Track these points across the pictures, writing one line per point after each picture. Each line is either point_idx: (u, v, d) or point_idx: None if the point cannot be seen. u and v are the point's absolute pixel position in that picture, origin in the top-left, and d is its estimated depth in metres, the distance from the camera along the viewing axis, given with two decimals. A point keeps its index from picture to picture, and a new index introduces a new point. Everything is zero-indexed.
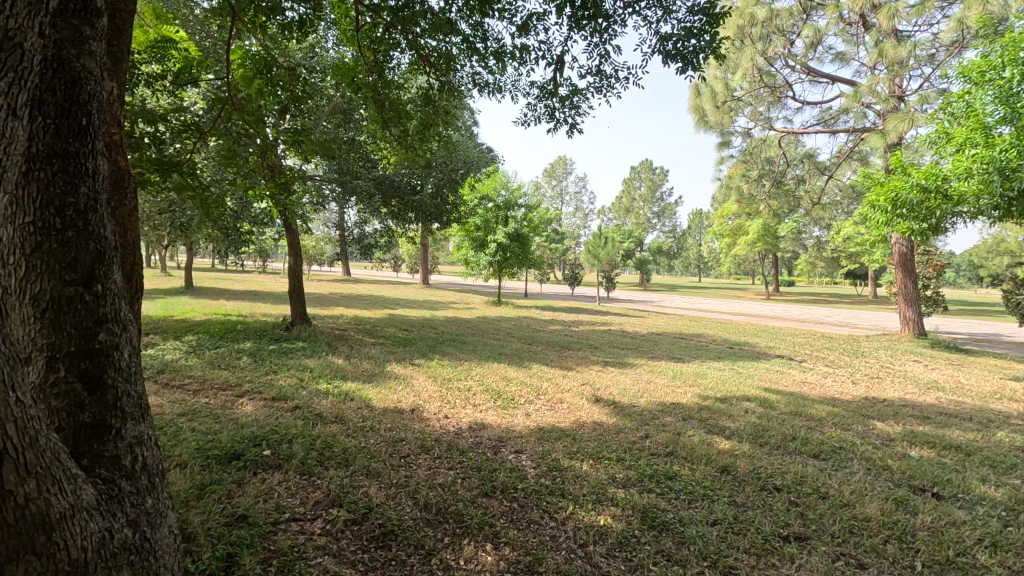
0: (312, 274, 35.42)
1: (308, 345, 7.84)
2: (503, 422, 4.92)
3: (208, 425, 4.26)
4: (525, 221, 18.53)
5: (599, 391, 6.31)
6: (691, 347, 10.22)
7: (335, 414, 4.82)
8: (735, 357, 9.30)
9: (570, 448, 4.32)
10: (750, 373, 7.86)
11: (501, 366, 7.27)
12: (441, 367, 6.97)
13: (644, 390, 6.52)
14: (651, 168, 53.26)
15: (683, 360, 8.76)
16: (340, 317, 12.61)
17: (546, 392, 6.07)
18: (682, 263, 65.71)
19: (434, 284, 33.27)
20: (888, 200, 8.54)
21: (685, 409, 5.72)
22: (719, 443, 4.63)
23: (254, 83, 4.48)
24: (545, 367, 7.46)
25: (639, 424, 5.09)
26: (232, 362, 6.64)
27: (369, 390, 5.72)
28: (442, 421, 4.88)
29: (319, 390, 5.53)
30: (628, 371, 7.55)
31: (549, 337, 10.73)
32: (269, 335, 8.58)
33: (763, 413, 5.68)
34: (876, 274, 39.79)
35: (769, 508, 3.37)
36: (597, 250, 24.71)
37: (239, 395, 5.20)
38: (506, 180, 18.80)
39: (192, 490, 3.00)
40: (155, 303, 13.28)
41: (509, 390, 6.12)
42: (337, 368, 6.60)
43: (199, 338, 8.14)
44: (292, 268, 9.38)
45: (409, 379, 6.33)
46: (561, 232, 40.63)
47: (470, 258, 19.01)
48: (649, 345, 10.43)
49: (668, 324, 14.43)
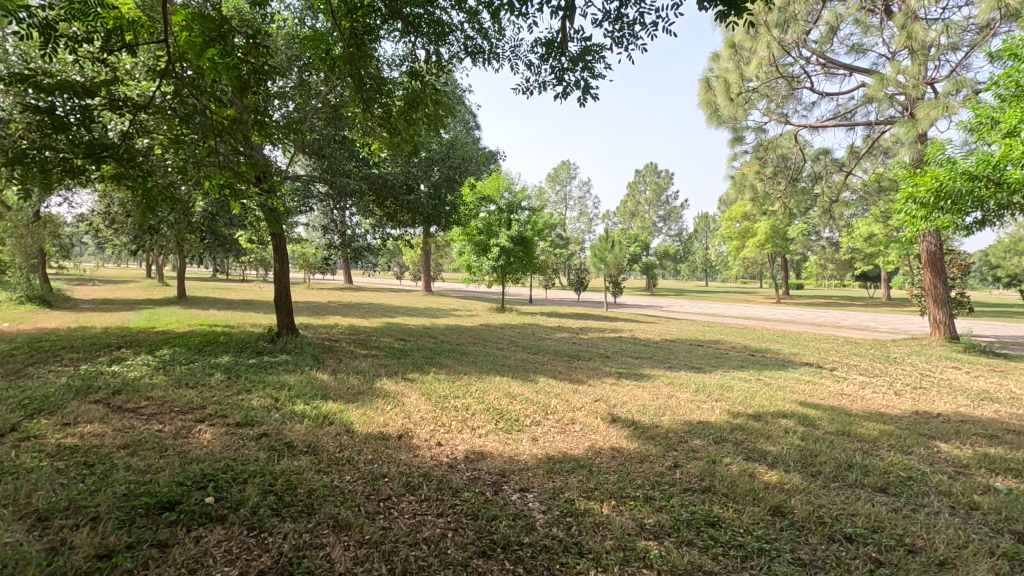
0: (312, 282, 34.89)
1: (292, 359, 7.12)
2: (505, 450, 4.19)
3: (150, 460, 3.54)
4: (529, 224, 17.84)
5: (615, 409, 5.56)
6: (710, 355, 9.45)
7: (307, 443, 4.08)
8: (760, 366, 8.52)
9: (586, 484, 3.58)
10: (780, 385, 7.10)
11: (504, 380, 6.54)
12: (437, 383, 6.25)
13: (666, 407, 5.76)
14: (657, 171, 52.67)
15: (703, 370, 7.99)
16: (334, 326, 11.90)
17: (555, 412, 5.33)
18: (689, 267, 64.87)
19: (437, 292, 32.61)
20: (931, 190, 7.77)
21: (716, 430, 4.98)
22: (763, 473, 3.87)
23: (206, 54, 3.77)
24: (553, 380, 6.73)
25: (664, 450, 4.34)
26: (202, 379, 5.94)
27: (352, 411, 5.00)
28: (434, 450, 4.15)
29: (295, 412, 4.80)
30: (646, 385, 6.79)
31: (556, 346, 9.98)
32: (252, 348, 7.88)
33: (806, 434, 4.91)
34: (889, 276, 38.82)
35: (846, 569, 2.62)
36: (604, 254, 23.89)
37: (200, 420, 4.48)
38: (509, 182, 18.11)
39: (93, 563, 2.28)
40: (141, 314, 12.64)
41: (513, 409, 5.38)
42: (320, 386, 5.87)
43: (173, 352, 7.46)
44: (278, 274, 8.67)
45: (399, 397, 5.61)
46: (565, 236, 40.00)
47: (472, 264, 18.33)
48: (664, 353, 9.69)
49: (681, 330, 13.70)
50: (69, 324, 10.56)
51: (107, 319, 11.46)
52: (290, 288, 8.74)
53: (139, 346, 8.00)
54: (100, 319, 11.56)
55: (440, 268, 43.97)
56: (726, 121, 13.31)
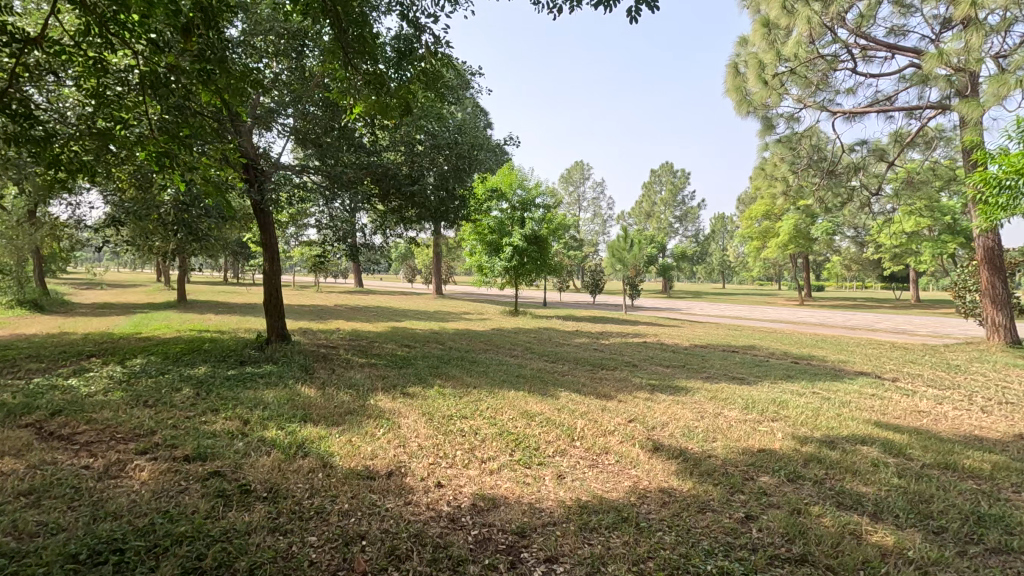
0: (321, 287, 34.26)
1: (279, 369, 6.25)
2: (523, 495, 3.24)
3: (51, 516, 2.66)
4: (544, 222, 16.91)
5: (655, 434, 4.59)
6: (750, 363, 8.42)
7: (269, 486, 3.17)
8: (810, 376, 7.49)
9: (636, 551, 2.62)
10: (842, 399, 6.08)
11: (519, 396, 5.60)
12: (442, 399, 5.33)
13: (717, 430, 4.78)
14: (673, 171, 51.59)
15: (748, 382, 6.98)
16: (335, 331, 11.07)
17: (583, 437, 4.38)
18: (706, 270, 63.50)
19: (448, 295, 31.70)
20: (1015, 169, 6.70)
21: (787, 462, 3.98)
22: (870, 533, 2.88)
23: None
24: (576, 395, 5.78)
25: (729, 494, 3.37)
26: (167, 395, 5.07)
27: (335, 437, 4.08)
28: (432, 493, 3.22)
29: (267, 439, 3.92)
30: (685, 401, 5.81)
31: (575, 354, 9.01)
32: (236, 356, 7.03)
33: (902, 469, 3.90)
34: (918, 277, 37.25)
35: None
36: (621, 253, 22.86)
37: (143, 451, 3.59)
38: (523, 179, 17.16)
39: None
40: (131, 319, 11.89)
41: (532, 434, 4.43)
42: (305, 402, 4.99)
43: (146, 362, 6.61)
44: (266, 273, 7.83)
45: (395, 418, 4.68)
46: (578, 238, 39.00)
47: (484, 264, 17.45)
48: (698, 360, 8.67)
49: (710, 335, 12.65)
50: (51, 329, 9.83)
51: (94, 323, 10.73)
52: (281, 289, 7.91)
53: (113, 354, 7.20)
54: (86, 324, 10.81)
55: (451, 271, 43.14)
56: (757, 108, 12.29)
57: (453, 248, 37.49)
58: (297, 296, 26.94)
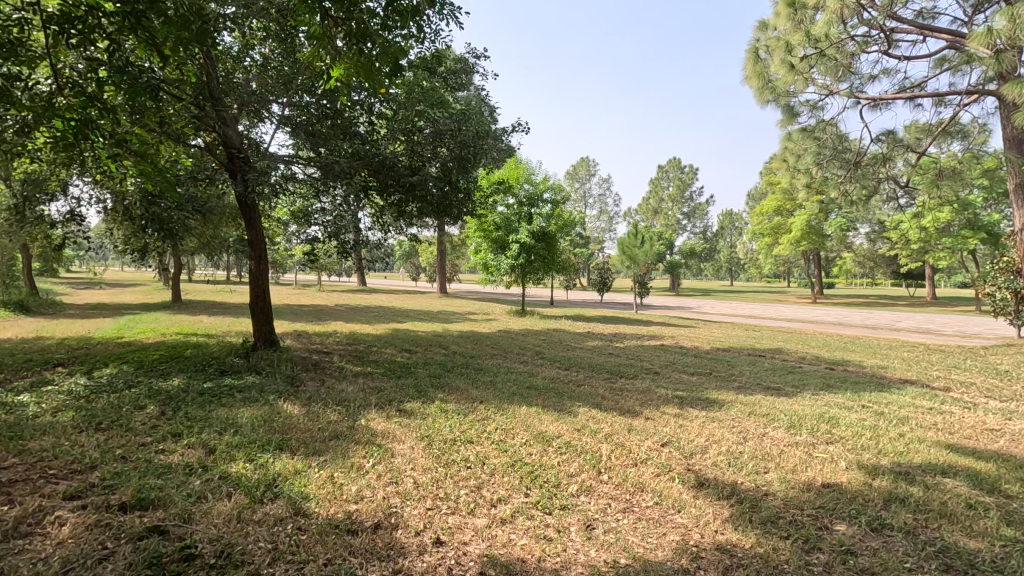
0: (324, 286, 33.72)
1: (261, 382, 5.56)
2: (545, 558, 2.54)
3: None
4: (552, 218, 16.18)
5: (695, 462, 3.89)
6: (782, 370, 7.69)
7: (220, 547, 2.49)
8: (852, 385, 6.76)
9: None
10: (899, 415, 5.35)
11: (532, 413, 4.91)
12: (443, 419, 4.64)
13: (768, 457, 4.06)
14: (681, 166, 50.75)
15: (785, 393, 6.26)
16: (331, 334, 10.43)
17: (611, 468, 3.68)
18: (714, 267, 62.50)
19: (453, 295, 31.08)
20: None
21: (862, 503, 3.28)
22: None
23: None
24: (597, 412, 5.08)
25: (803, 552, 2.67)
26: (127, 414, 4.39)
27: (315, 471, 3.39)
28: (428, 559, 2.50)
29: (231, 476, 3.25)
30: (721, 418, 5.11)
31: (589, 359, 8.30)
32: (217, 365, 6.37)
33: (1009, 513, 3.17)
34: (934, 274, 36.29)
35: None
36: (632, 250, 22.10)
37: (71, 495, 2.90)
38: (529, 172, 16.37)
39: None
40: (116, 321, 11.27)
41: (550, 464, 3.73)
42: (285, 425, 4.29)
43: (116, 372, 5.96)
44: (252, 272, 7.17)
45: (389, 446, 3.97)
46: (584, 235, 38.19)
47: (489, 262, 16.77)
48: (725, 367, 7.95)
49: (729, 336, 11.95)
50: (29, 332, 9.19)
51: (77, 327, 10.08)
52: (267, 289, 7.25)
53: (83, 362, 6.54)
54: (68, 326, 10.21)
55: (455, 269, 42.60)
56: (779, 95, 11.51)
57: (457, 246, 36.95)
58: (298, 295, 26.33)
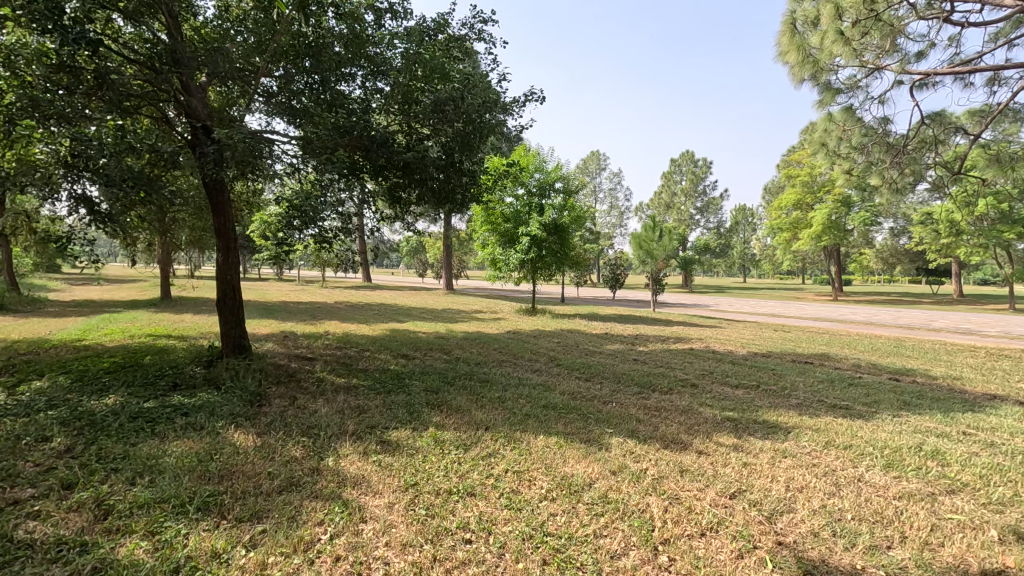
0: (327, 283, 32.75)
1: (216, 401, 4.48)
2: None
3: None
4: (565, 209, 15.06)
5: (785, 528, 2.81)
6: (840, 383, 6.53)
7: None
8: (934, 403, 5.58)
9: None
10: (1017, 447, 4.21)
11: (554, 447, 3.82)
12: (437, 457, 3.56)
13: (880, 518, 2.94)
14: (694, 160, 49.44)
15: (858, 414, 5.11)
16: (322, 336, 9.40)
17: (670, 543, 2.59)
18: (727, 263, 61.01)
19: (460, 291, 30.04)
20: None
21: None
22: None
23: None
24: (634, 443, 3.99)
25: None
26: (21, 449, 3.33)
27: (244, 555, 2.31)
28: None
29: (112, 566, 2.17)
30: (794, 451, 4.01)
31: (612, 367, 7.20)
32: (173, 376, 5.33)
33: None
34: (960, 271, 34.80)
35: None
36: (649, 245, 20.91)
37: None
38: (541, 160, 15.23)
39: None
40: (89, 320, 10.30)
41: (581, 533, 2.64)
42: (224, 467, 3.21)
43: (46, 386, 4.92)
44: (219, 267, 6.02)
45: (358, 504, 2.87)
46: (595, 231, 36.95)
47: (497, 257, 15.68)
48: (772, 377, 6.82)
49: (762, 339, 10.81)
50: None
51: (39, 327, 9.10)
52: (240, 286, 6.23)
53: (17, 373, 5.53)
54: (33, 326, 9.25)
55: (463, 265, 41.63)
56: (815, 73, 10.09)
57: (464, 239, 35.80)
58: (299, 291, 25.33)
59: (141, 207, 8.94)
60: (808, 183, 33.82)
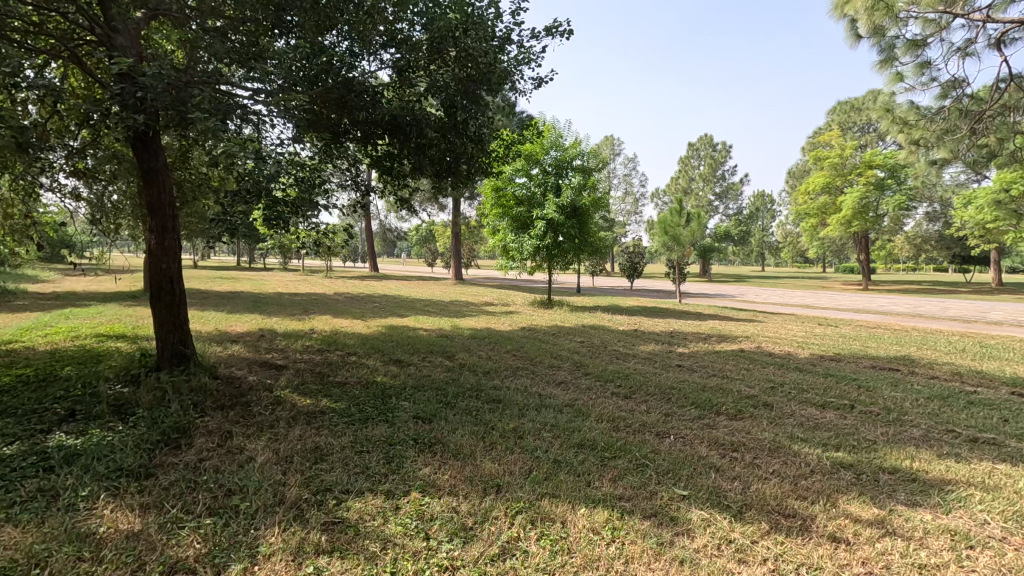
0: (329, 273, 31.36)
1: (109, 441, 3.10)
2: None
3: None
4: (584, 189, 13.51)
5: None
6: (957, 401, 5.01)
7: None
8: None
9: None
10: None
11: (600, 537, 2.39)
12: (411, 560, 2.17)
13: None
14: (712, 144, 47.47)
15: (1019, 456, 3.63)
16: (305, 335, 8.03)
17: None
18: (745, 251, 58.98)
19: (470, 281, 28.61)
20: None
21: None
22: None
23: None
24: (725, 523, 2.57)
25: None
26: None
27: None
28: None
29: None
30: (979, 536, 2.57)
31: (656, 379, 5.73)
32: (80, 396, 3.99)
33: None
34: (998, 258, 32.80)
35: None
36: (675, 230, 19.28)
37: None
38: (557, 135, 13.67)
39: None
40: (43, 318, 8.99)
41: None
42: None
43: None
44: (150, 253, 4.61)
45: None
46: (610, 219, 35.16)
47: (509, 243, 14.21)
48: (863, 393, 5.33)
49: (818, 337, 9.30)
50: None
51: None
52: (180, 276, 4.83)
53: None
54: None
55: (472, 255, 40.08)
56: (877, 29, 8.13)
57: (472, 227, 34.27)
58: (300, 282, 24.06)
59: (89, 184, 7.57)
60: (837, 166, 31.97)
